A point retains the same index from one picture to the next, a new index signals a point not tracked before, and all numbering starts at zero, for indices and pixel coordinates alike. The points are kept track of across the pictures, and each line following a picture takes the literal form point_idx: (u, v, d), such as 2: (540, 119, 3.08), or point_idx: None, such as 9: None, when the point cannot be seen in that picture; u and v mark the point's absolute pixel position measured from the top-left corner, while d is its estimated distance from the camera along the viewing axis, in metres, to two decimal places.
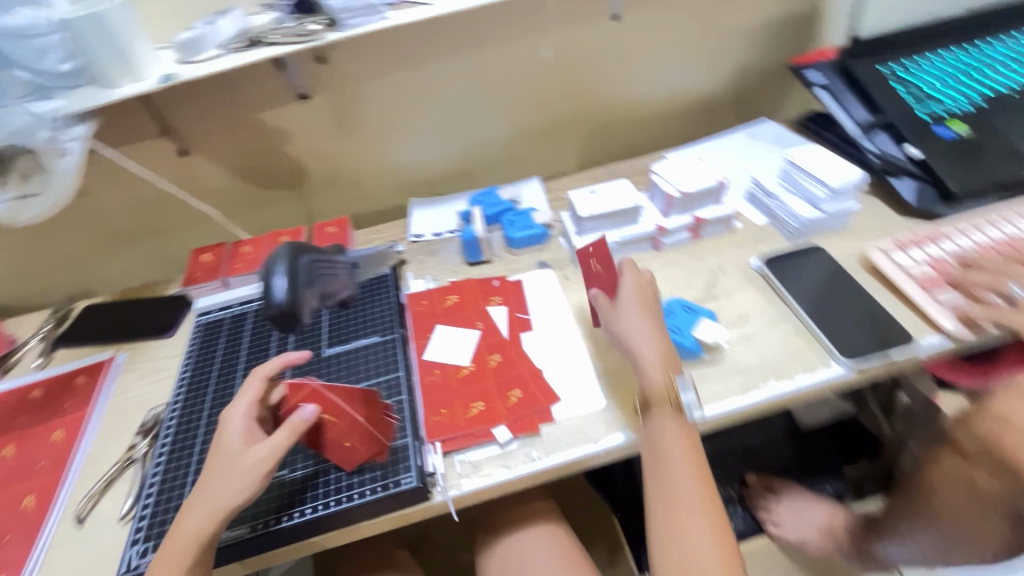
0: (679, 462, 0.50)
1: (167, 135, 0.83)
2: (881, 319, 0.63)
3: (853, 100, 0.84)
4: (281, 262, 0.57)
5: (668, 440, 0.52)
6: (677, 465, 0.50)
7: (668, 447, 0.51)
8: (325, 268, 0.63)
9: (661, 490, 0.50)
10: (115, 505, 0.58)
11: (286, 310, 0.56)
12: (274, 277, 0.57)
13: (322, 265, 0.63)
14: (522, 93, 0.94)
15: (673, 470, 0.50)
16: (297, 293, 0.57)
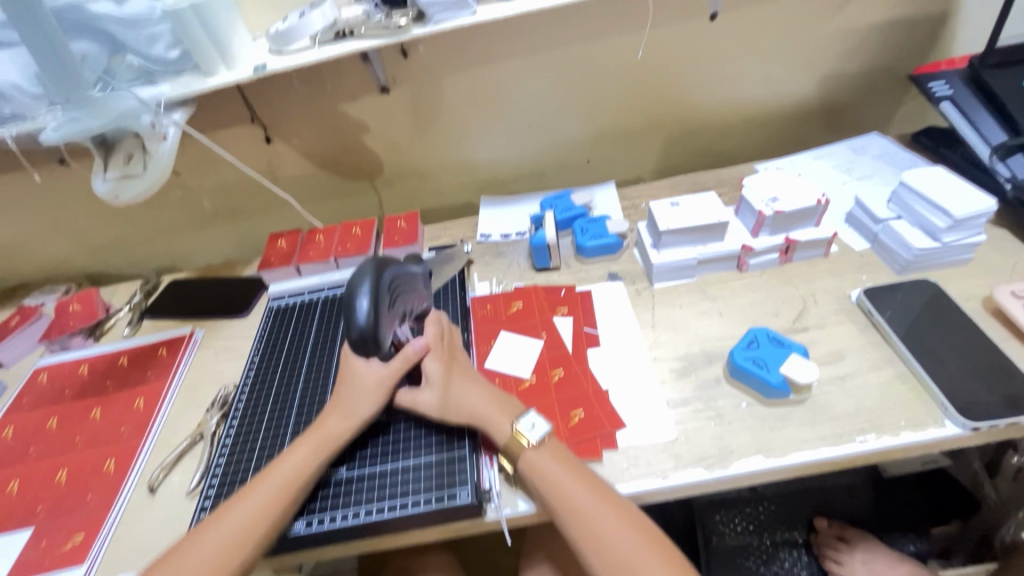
0: (565, 486, 0.49)
1: (255, 122, 0.86)
2: (1010, 373, 0.55)
3: (987, 116, 0.74)
4: (366, 280, 0.49)
5: (549, 472, 0.50)
6: (562, 488, 0.49)
7: (546, 473, 0.50)
8: (404, 285, 0.55)
9: (570, 515, 0.48)
10: (184, 479, 0.61)
11: (367, 336, 0.50)
12: (354, 296, 0.50)
13: (402, 281, 0.55)
14: (604, 93, 0.90)
15: (569, 489, 0.49)
16: (379, 314, 0.50)
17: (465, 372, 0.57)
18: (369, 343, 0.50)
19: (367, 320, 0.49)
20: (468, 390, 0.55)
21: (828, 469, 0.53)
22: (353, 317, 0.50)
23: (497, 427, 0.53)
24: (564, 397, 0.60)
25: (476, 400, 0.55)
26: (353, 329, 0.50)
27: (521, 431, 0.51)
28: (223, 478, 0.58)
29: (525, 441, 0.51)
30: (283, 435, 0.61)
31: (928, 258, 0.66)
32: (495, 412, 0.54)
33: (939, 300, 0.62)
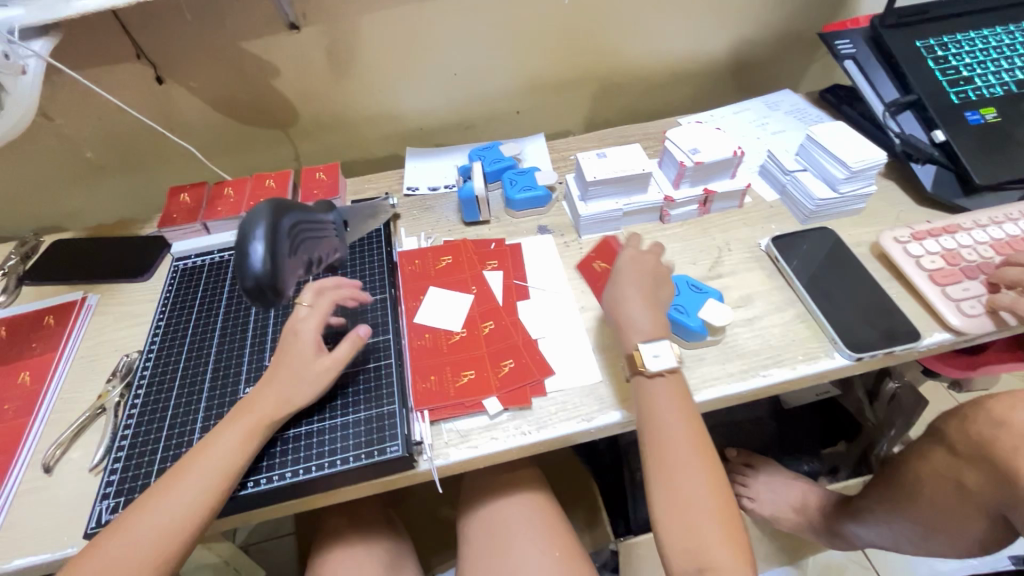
0: (662, 423, 0.50)
1: (141, 60, 0.76)
2: (889, 311, 0.61)
3: (883, 76, 0.79)
4: (258, 226, 0.45)
5: (658, 395, 0.52)
6: (659, 411, 0.51)
7: (655, 411, 0.51)
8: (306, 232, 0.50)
9: (655, 448, 0.49)
10: (86, 454, 0.56)
11: (264, 281, 0.44)
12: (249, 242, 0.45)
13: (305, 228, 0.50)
14: (532, 40, 0.87)
15: (666, 416, 0.50)
16: (278, 260, 0.45)
17: (636, 277, 0.58)
18: (265, 290, 0.45)
19: (265, 267, 0.44)
20: (629, 296, 0.57)
21: (737, 402, 0.58)
22: (247, 267, 0.44)
23: (627, 339, 0.55)
24: (495, 347, 0.60)
25: (623, 301, 0.57)
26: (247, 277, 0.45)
27: (640, 353, 0.53)
28: (130, 452, 0.53)
29: (646, 365, 0.52)
30: (198, 401, 0.56)
31: (828, 207, 0.71)
32: (633, 335, 0.54)
33: (835, 247, 0.68)
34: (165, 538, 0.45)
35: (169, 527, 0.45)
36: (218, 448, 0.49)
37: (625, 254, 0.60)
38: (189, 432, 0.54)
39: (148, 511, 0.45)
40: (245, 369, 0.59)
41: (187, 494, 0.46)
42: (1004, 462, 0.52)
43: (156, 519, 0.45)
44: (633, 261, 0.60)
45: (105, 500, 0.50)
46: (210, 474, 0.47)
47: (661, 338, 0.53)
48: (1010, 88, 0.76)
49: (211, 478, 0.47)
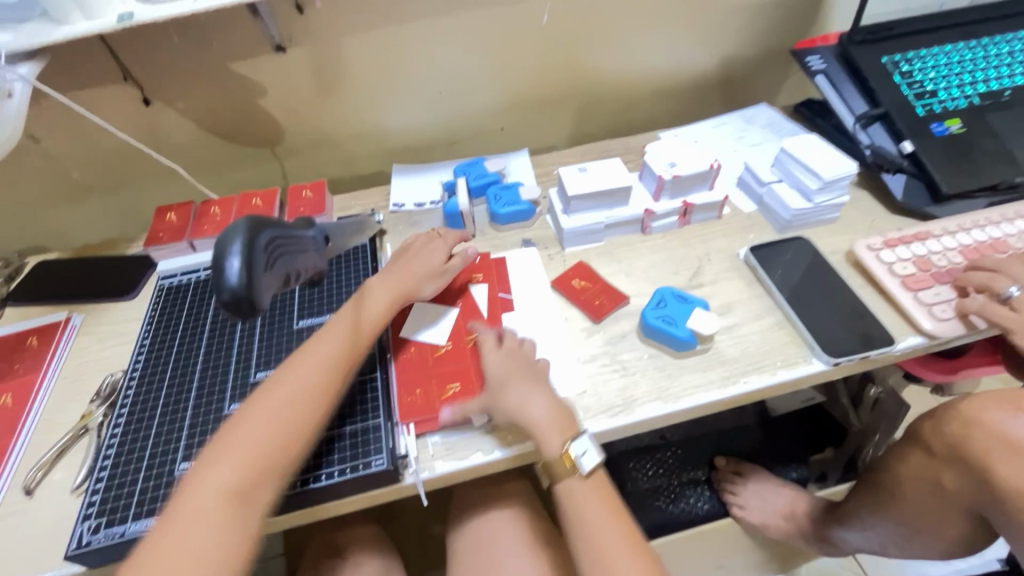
0: (594, 516, 0.52)
1: (129, 82, 0.77)
2: (863, 316, 0.63)
3: (853, 90, 0.82)
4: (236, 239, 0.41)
5: (577, 492, 0.53)
6: (586, 510, 0.52)
7: (587, 512, 0.52)
8: (288, 244, 0.47)
9: (590, 549, 0.50)
10: (69, 475, 0.55)
11: (241, 298, 0.41)
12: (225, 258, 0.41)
13: (286, 240, 0.47)
14: (515, 59, 0.89)
15: (592, 515, 0.52)
16: (254, 275, 0.42)
17: (514, 376, 0.57)
18: (242, 307, 0.41)
19: (241, 281, 0.40)
20: (524, 395, 0.55)
21: (719, 409, 0.59)
22: (222, 281, 0.41)
23: (550, 444, 0.53)
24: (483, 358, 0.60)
25: (520, 401, 0.55)
26: (222, 294, 0.41)
27: (572, 455, 0.52)
28: (112, 471, 0.52)
29: (576, 467, 0.53)
30: (181, 417, 0.56)
31: (804, 217, 0.73)
32: (553, 435, 0.53)
33: (810, 255, 0.70)
34: (232, 529, 0.44)
35: (224, 514, 0.44)
36: (246, 434, 0.48)
37: (489, 348, 0.60)
38: (172, 449, 0.53)
39: (194, 500, 0.44)
40: (230, 386, 0.58)
41: (228, 478, 0.45)
42: (977, 460, 0.55)
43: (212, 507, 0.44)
44: (501, 356, 0.59)
45: (86, 521, 0.49)
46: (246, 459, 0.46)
47: (578, 435, 0.53)
48: (973, 101, 0.79)
49: (244, 466, 0.46)
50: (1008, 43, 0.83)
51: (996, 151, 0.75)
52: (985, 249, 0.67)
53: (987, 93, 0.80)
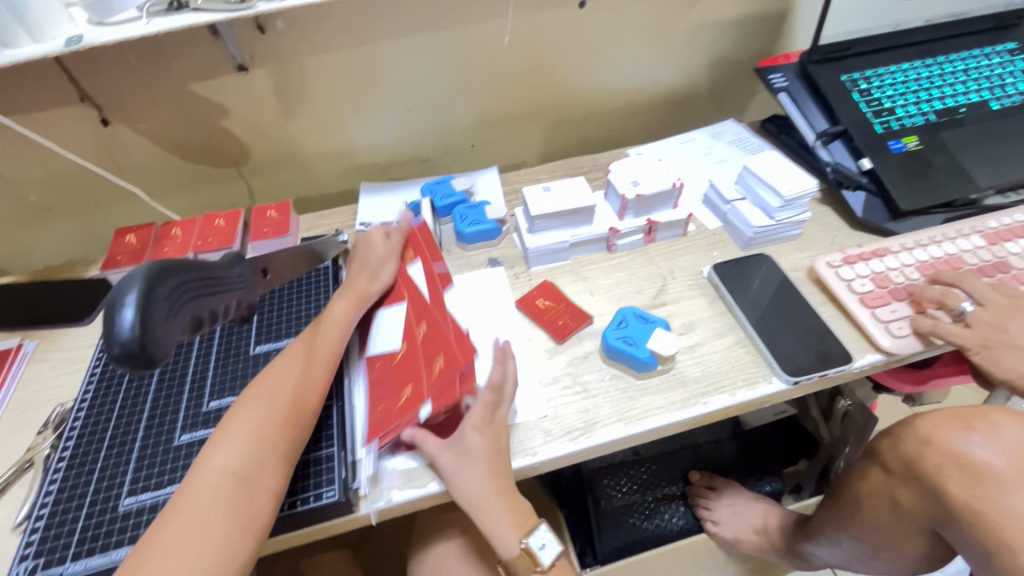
0: None
1: (86, 103, 0.75)
2: (823, 334, 0.63)
3: (813, 107, 0.84)
4: (132, 284, 0.35)
5: None
6: None
7: None
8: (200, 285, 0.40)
9: None
10: (9, 512, 0.53)
11: (136, 352, 0.34)
12: (116, 306, 0.34)
13: (198, 282, 0.40)
14: (483, 77, 0.90)
15: None
16: (154, 323, 0.35)
17: (482, 457, 0.52)
18: (138, 362, 0.34)
19: (136, 335, 0.34)
20: (477, 478, 0.51)
21: (679, 430, 0.59)
22: (112, 335, 0.34)
23: (504, 541, 0.51)
24: (435, 344, 0.55)
25: (474, 491, 0.51)
26: (113, 349, 0.34)
27: (531, 550, 0.52)
28: (54, 507, 0.50)
29: (537, 561, 0.52)
30: (129, 450, 0.54)
31: (766, 234, 0.74)
32: (507, 529, 0.51)
33: (773, 272, 0.71)
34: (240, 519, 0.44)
35: (231, 492, 0.45)
36: (242, 425, 0.49)
37: (470, 418, 0.53)
38: (117, 483, 0.52)
39: (199, 484, 0.45)
40: (181, 416, 0.57)
41: (226, 461, 0.46)
42: (931, 478, 0.55)
43: (218, 488, 0.44)
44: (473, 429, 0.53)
45: (22, 562, 0.47)
46: (247, 441, 0.47)
47: (534, 528, 0.52)
48: (930, 118, 0.81)
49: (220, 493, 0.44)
50: (963, 62, 0.86)
51: (952, 168, 0.77)
52: (941, 265, 0.68)
53: (943, 111, 0.82)
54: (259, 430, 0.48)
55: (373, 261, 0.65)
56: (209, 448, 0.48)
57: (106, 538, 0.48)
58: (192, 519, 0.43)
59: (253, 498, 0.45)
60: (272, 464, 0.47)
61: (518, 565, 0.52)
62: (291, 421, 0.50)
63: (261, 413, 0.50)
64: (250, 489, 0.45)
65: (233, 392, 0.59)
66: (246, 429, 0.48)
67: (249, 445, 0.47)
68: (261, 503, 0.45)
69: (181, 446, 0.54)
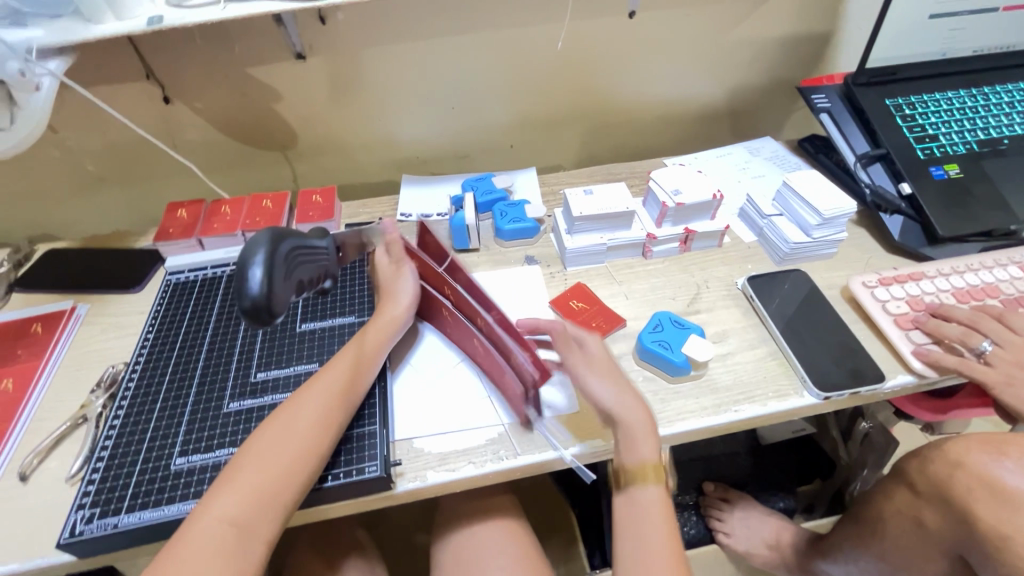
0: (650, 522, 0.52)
1: (150, 80, 0.79)
2: (854, 351, 0.64)
3: (855, 129, 0.84)
4: (260, 249, 0.43)
5: (645, 502, 0.53)
6: (650, 529, 0.51)
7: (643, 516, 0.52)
8: (308, 257, 0.48)
9: (637, 557, 0.50)
10: (63, 464, 0.56)
11: (262, 308, 0.42)
12: (248, 265, 0.43)
13: (306, 253, 0.48)
14: (529, 78, 0.92)
15: (651, 532, 0.51)
16: (276, 283, 0.43)
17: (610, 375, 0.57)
18: (262, 316, 0.42)
19: (264, 291, 0.42)
20: (627, 397, 0.55)
21: (709, 435, 0.60)
22: (245, 288, 0.42)
23: (636, 447, 0.53)
24: (491, 356, 0.57)
25: (621, 400, 0.55)
26: (243, 302, 0.42)
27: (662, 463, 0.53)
28: (110, 461, 0.53)
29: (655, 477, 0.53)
30: (180, 414, 0.57)
31: (801, 251, 0.75)
32: (642, 435, 0.53)
33: (808, 290, 0.71)
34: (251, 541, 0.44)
35: (228, 546, 0.43)
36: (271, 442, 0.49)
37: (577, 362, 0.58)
38: (169, 445, 0.54)
39: (231, 498, 0.45)
40: (231, 384, 0.59)
41: (258, 477, 0.46)
42: (960, 500, 0.56)
43: (213, 543, 0.43)
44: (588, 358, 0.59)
45: (79, 510, 0.50)
46: (250, 495, 0.45)
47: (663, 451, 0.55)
48: (972, 147, 0.81)
49: (237, 515, 0.44)
50: (1009, 93, 0.86)
51: (991, 197, 0.77)
52: (977, 293, 0.68)
53: (986, 141, 0.82)
54: (262, 482, 0.46)
55: (392, 282, 0.63)
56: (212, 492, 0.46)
57: (159, 495, 0.50)
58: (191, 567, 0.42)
59: (244, 551, 0.43)
60: (271, 517, 0.46)
61: (638, 474, 0.53)
62: (312, 459, 0.49)
63: (266, 461, 0.47)
64: (246, 545, 0.44)
65: (281, 365, 0.61)
66: (251, 478, 0.46)
67: (251, 496, 0.45)
68: (252, 554, 0.44)
69: (230, 412, 0.57)
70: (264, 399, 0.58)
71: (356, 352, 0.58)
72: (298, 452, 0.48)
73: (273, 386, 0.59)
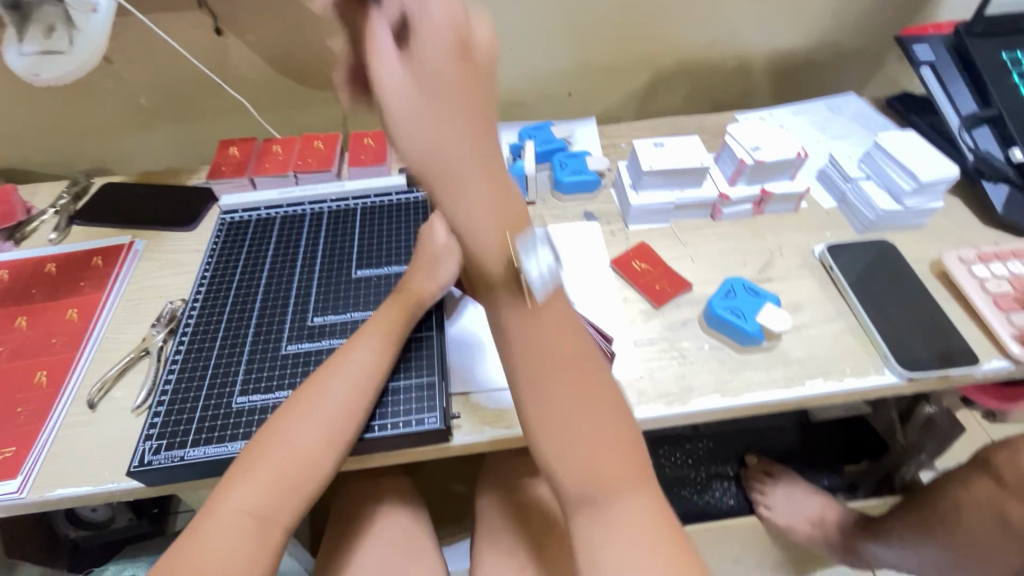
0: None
1: (202, 9, 0.75)
2: (945, 331, 0.59)
3: (961, 86, 0.75)
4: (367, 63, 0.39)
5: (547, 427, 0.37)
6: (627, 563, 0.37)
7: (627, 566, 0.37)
8: None
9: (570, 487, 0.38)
10: (128, 395, 0.57)
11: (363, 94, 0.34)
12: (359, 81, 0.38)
13: None
14: (595, 20, 0.85)
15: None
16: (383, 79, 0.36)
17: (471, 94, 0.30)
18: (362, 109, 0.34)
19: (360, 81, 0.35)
20: (468, 182, 0.32)
21: (778, 410, 0.57)
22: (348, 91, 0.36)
23: (479, 236, 0.33)
24: None
25: (456, 177, 0.31)
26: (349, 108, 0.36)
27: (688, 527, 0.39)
28: (174, 396, 0.53)
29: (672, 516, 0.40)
30: (240, 353, 0.57)
31: (890, 219, 0.69)
32: (500, 244, 0.33)
33: (896, 262, 0.65)
34: (267, 525, 0.45)
35: (251, 531, 0.44)
36: (298, 429, 0.48)
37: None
38: (230, 383, 0.54)
39: (250, 487, 0.45)
40: (288, 325, 0.59)
41: (281, 467, 0.46)
42: None
43: (236, 527, 0.44)
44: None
45: (147, 441, 0.51)
46: (274, 481, 0.46)
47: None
48: None
49: (256, 506, 0.45)
50: None
51: None
52: None
53: None
54: (288, 468, 0.46)
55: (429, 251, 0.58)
56: (230, 480, 0.46)
57: (222, 432, 0.51)
58: (244, 502, 0.45)
59: (290, 501, 0.46)
60: (293, 503, 0.46)
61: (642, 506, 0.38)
62: (334, 445, 0.48)
63: (315, 424, 0.48)
64: (267, 529, 0.45)
65: (337, 310, 0.60)
66: (272, 465, 0.46)
67: (302, 456, 0.47)
68: (293, 506, 0.46)
69: (288, 354, 0.56)
70: (322, 343, 0.57)
71: (379, 337, 0.54)
72: (325, 436, 0.48)
73: (331, 331, 0.58)
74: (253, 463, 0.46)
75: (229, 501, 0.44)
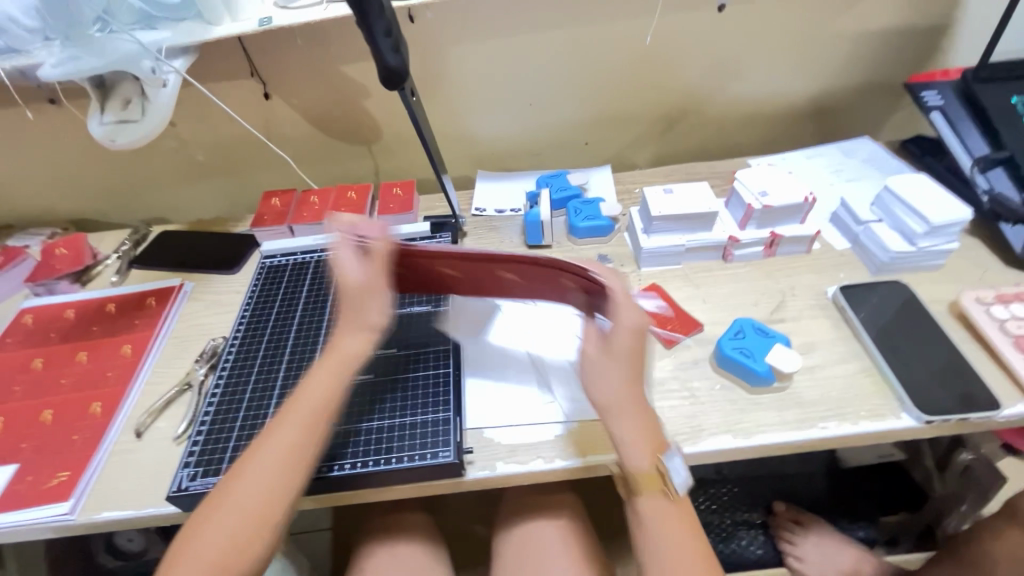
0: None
1: (254, 77, 0.85)
2: (964, 373, 0.58)
3: (972, 130, 0.77)
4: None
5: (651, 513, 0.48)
6: None
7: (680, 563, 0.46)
8: None
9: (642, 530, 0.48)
10: (171, 425, 0.62)
11: None
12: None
13: None
14: (608, 76, 0.91)
15: None
16: None
17: (627, 361, 0.51)
18: None
19: None
20: None
21: (792, 451, 0.56)
22: None
23: None
24: (540, 274, 0.56)
25: None
26: None
27: (669, 473, 0.49)
28: (212, 425, 0.58)
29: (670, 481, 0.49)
30: (272, 387, 0.61)
31: (904, 260, 0.69)
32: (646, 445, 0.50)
33: (911, 304, 0.65)
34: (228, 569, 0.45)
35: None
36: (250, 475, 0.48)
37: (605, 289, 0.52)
38: (263, 414, 0.59)
39: (210, 533, 0.46)
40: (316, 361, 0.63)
41: (236, 512, 0.47)
42: None
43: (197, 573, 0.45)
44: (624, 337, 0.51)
45: (186, 468, 0.55)
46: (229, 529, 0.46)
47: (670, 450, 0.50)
48: None
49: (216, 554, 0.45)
50: None
51: None
52: None
53: None
54: (242, 513, 0.47)
55: (353, 289, 0.55)
56: (193, 529, 0.47)
57: None
58: (202, 553, 0.45)
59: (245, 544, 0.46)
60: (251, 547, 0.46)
61: (648, 483, 0.49)
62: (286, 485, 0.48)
63: (267, 467, 0.49)
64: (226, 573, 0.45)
65: None
66: (228, 513, 0.47)
67: (254, 502, 0.47)
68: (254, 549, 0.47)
69: None
70: None
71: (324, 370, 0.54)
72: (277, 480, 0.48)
73: None
74: (212, 510, 0.47)
75: (191, 552, 0.45)
